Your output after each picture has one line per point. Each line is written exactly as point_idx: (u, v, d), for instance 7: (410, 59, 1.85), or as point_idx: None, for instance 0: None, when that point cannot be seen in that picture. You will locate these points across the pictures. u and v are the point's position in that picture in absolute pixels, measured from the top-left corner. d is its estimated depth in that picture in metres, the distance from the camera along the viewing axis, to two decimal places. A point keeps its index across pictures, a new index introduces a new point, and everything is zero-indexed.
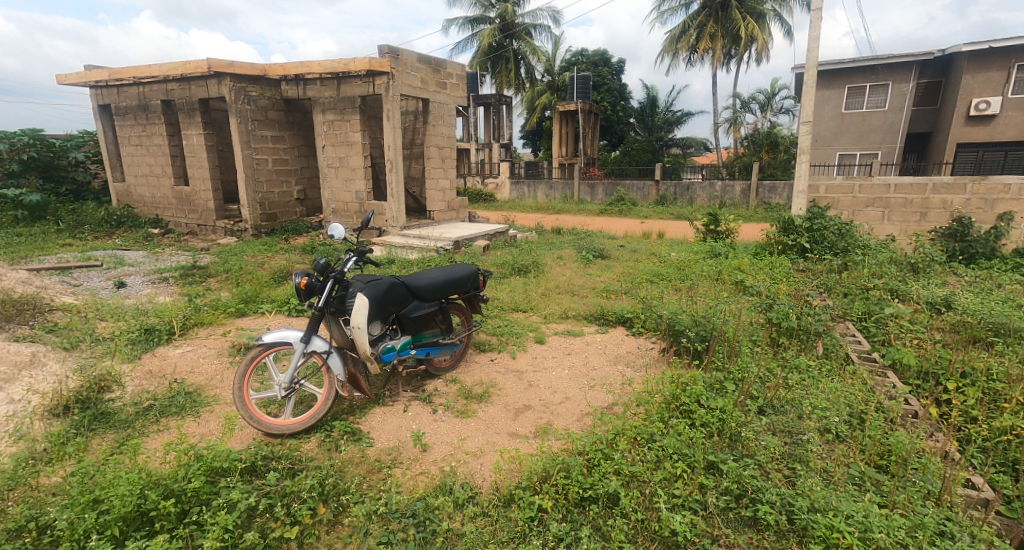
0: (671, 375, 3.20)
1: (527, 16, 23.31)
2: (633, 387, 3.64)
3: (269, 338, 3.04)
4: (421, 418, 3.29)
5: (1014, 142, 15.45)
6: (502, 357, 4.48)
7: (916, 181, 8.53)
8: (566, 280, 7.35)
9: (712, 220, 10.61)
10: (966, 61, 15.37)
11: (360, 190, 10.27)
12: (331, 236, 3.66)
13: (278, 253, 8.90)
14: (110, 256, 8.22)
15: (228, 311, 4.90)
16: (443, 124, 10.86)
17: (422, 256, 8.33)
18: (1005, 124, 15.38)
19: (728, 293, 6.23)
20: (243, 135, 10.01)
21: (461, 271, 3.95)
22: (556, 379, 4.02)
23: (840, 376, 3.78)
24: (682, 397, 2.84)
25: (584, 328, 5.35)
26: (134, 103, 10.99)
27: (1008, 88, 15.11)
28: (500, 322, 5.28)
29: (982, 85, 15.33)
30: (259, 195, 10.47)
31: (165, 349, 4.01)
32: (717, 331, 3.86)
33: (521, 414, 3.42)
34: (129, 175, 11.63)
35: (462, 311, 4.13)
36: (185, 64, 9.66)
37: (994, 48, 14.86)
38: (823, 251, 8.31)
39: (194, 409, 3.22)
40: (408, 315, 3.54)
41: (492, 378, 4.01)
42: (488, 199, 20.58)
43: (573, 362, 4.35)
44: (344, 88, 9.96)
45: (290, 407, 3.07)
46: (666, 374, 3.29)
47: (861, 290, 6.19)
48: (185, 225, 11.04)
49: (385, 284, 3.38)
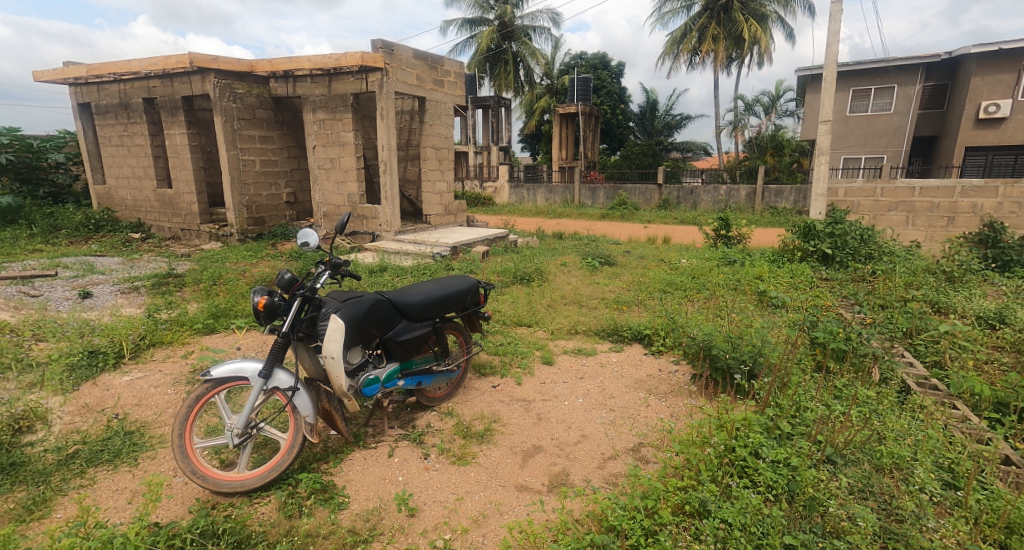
0: (717, 414, 2.63)
1: (527, 17, 22.83)
2: (661, 428, 3.07)
3: (219, 373, 2.40)
4: (410, 467, 2.71)
5: None
6: (506, 383, 3.89)
7: (944, 184, 8.00)
8: (572, 290, 6.74)
9: (723, 225, 10.03)
10: (975, 63, 14.87)
11: (353, 193, 9.72)
12: (303, 244, 3.06)
13: (263, 260, 8.32)
14: (81, 263, 7.56)
15: (193, 328, 4.28)
16: (440, 124, 10.32)
17: (416, 264, 7.75)
18: (1015, 127, 14.87)
19: (753, 306, 5.68)
20: (228, 134, 9.44)
21: (458, 285, 3.37)
22: (569, 412, 3.46)
23: (908, 411, 3.24)
24: (740, 450, 2.28)
25: (597, 345, 4.79)
26: (114, 101, 10.39)
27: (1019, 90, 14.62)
28: (502, 340, 4.69)
29: (992, 87, 14.84)
30: (245, 198, 9.90)
31: (110, 377, 3.39)
32: (765, 359, 3.29)
33: (531, 459, 2.86)
34: (109, 176, 11.02)
35: (460, 331, 3.54)
36: (166, 59, 9.09)
37: (1005, 49, 14.38)
38: (848, 258, 7.75)
39: (130, 456, 2.62)
40: (395, 339, 2.95)
41: (496, 411, 3.44)
42: (487, 203, 20.03)
43: (588, 390, 3.81)
44: (335, 85, 9.40)
45: (245, 458, 2.44)
46: (708, 412, 2.72)
47: (896, 302, 5.62)
48: (168, 229, 10.45)
49: (367, 302, 2.79)
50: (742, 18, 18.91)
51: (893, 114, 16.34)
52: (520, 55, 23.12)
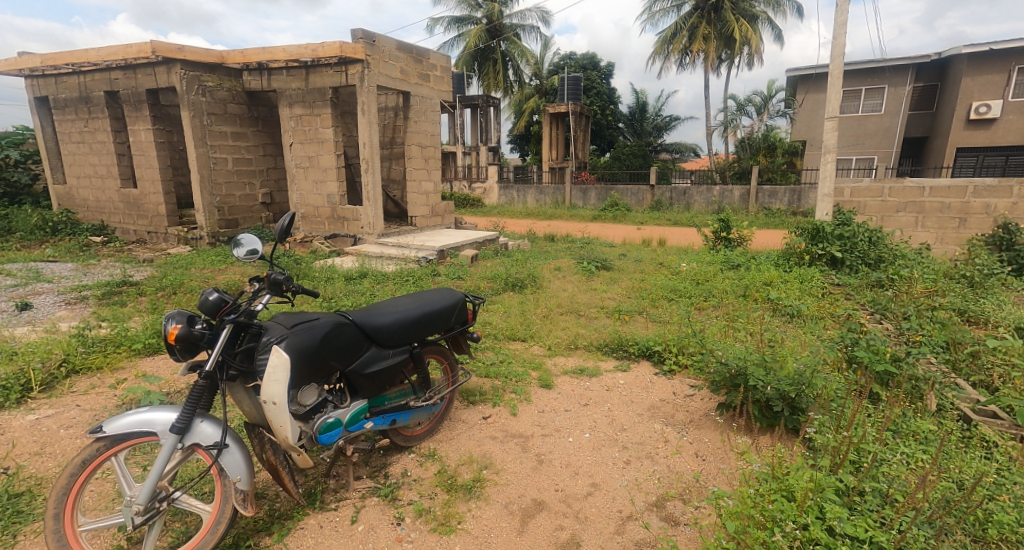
0: (775, 468, 2.08)
1: (515, 16, 22.32)
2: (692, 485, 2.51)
3: (115, 428, 1.78)
4: (377, 539, 2.15)
5: (1015, 146, 14.70)
6: (499, 413, 3.32)
7: (955, 183, 7.55)
8: (569, 298, 6.17)
9: (723, 227, 9.51)
10: (965, 64, 14.57)
11: (332, 193, 9.12)
12: (244, 253, 2.45)
13: (233, 266, 7.65)
14: (28, 270, 6.88)
15: (132, 349, 3.63)
16: (426, 120, 9.71)
17: (399, 269, 7.18)
18: (1006, 128, 14.59)
19: (766, 316, 5.17)
20: (197, 130, 8.75)
21: (440, 301, 2.79)
22: (574, 452, 2.91)
23: (980, 452, 2.68)
24: (817, 530, 1.72)
25: (600, 363, 4.24)
26: (73, 95, 9.62)
27: (1008, 90, 14.34)
28: (494, 358, 4.12)
29: (982, 88, 14.54)
30: (217, 198, 9.22)
31: (12, 418, 2.75)
32: (812, 391, 2.75)
33: (531, 523, 2.31)
34: (70, 176, 10.24)
35: (444, 356, 2.97)
36: (126, 49, 8.37)
37: (995, 49, 14.10)
38: (859, 262, 7.29)
39: (6, 533, 1.99)
40: (361, 371, 2.36)
41: (487, 451, 2.86)
42: (475, 205, 19.43)
43: (595, 423, 3.26)
44: (313, 78, 8.77)
45: (153, 541, 1.84)
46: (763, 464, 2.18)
47: (921, 311, 5.14)
48: (133, 232, 9.74)
49: (324, 326, 2.19)
50: (732, 17, 18.55)
51: (883, 115, 16.03)
52: (508, 55, 22.56)
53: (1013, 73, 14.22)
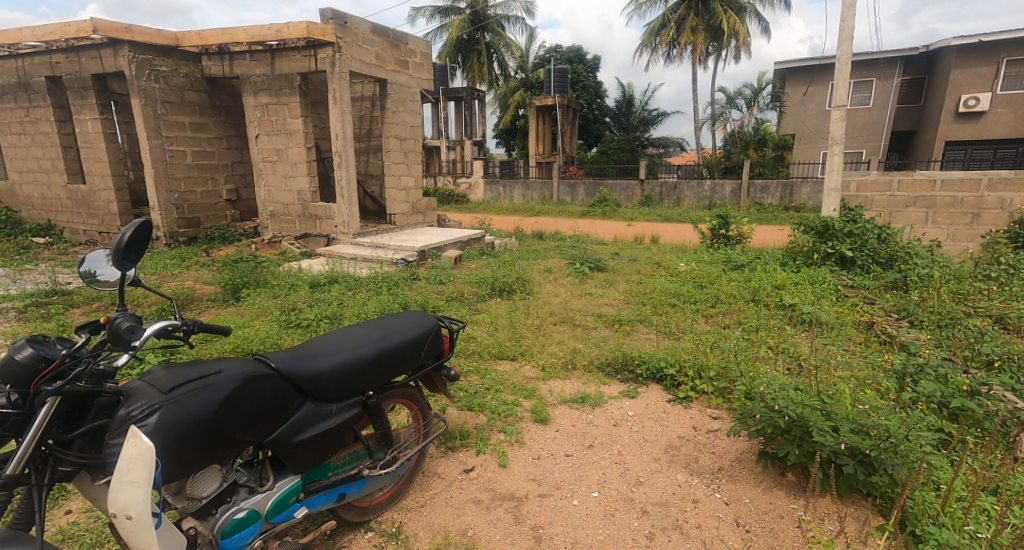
0: None
1: (499, 7, 21.57)
2: None
3: None
4: None
5: (1004, 140, 14.30)
6: (484, 463, 2.64)
7: (968, 177, 7.00)
8: (563, 304, 5.52)
9: (721, 224, 8.87)
10: (954, 56, 14.17)
11: (302, 189, 8.35)
12: (94, 272, 1.72)
13: (189, 270, 6.87)
14: None
15: None
16: (404, 110, 8.93)
17: (372, 273, 6.45)
18: (994, 121, 14.20)
19: (784, 326, 4.54)
20: (149, 120, 7.92)
21: (405, 332, 2.09)
22: (582, 523, 2.24)
23: None
24: None
25: (604, 387, 3.57)
26: (12, 81, 8.72)
27: (997, 83, 13.94)
28: (479, 385, 3.44)
29: (971, 80, 14.14)
30: (174, 195, 8.38)
31: None
32: (893, 445, 2.12)
33: None
34: (12, 171, 9.31)
35: (412, 401, 2.29)
36: (64, 27, 7.42)
37: (984, 42, 13.70)
38: (870, 262, 6.65)
39: None
40: (289, 440, 1.67)
41: (467, 526, 2.20)
42: (460, 201, 18.67)
43: (605, 475, 2.59)
44: (278, 63, 7.98)
45: None
46: None
47: (958, 322, 4.52)
48: (83, 232, 8.86)
49: (225, 384, 1.50)
50: (721, 8, 17.97)
51: (872, 108, 15.61)
52: (492, 47, 21.83)
53: (1003, 65, 13.83)
